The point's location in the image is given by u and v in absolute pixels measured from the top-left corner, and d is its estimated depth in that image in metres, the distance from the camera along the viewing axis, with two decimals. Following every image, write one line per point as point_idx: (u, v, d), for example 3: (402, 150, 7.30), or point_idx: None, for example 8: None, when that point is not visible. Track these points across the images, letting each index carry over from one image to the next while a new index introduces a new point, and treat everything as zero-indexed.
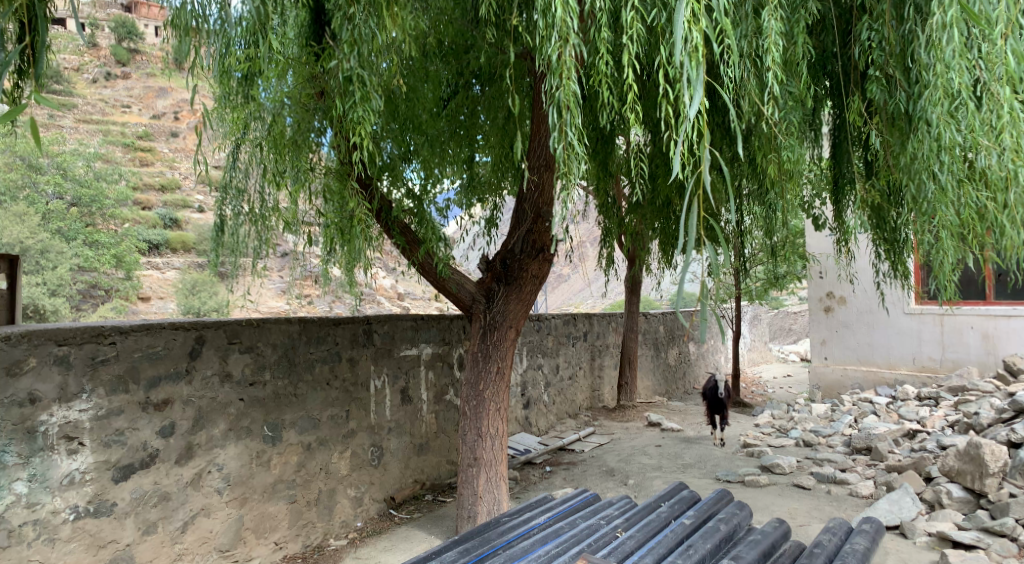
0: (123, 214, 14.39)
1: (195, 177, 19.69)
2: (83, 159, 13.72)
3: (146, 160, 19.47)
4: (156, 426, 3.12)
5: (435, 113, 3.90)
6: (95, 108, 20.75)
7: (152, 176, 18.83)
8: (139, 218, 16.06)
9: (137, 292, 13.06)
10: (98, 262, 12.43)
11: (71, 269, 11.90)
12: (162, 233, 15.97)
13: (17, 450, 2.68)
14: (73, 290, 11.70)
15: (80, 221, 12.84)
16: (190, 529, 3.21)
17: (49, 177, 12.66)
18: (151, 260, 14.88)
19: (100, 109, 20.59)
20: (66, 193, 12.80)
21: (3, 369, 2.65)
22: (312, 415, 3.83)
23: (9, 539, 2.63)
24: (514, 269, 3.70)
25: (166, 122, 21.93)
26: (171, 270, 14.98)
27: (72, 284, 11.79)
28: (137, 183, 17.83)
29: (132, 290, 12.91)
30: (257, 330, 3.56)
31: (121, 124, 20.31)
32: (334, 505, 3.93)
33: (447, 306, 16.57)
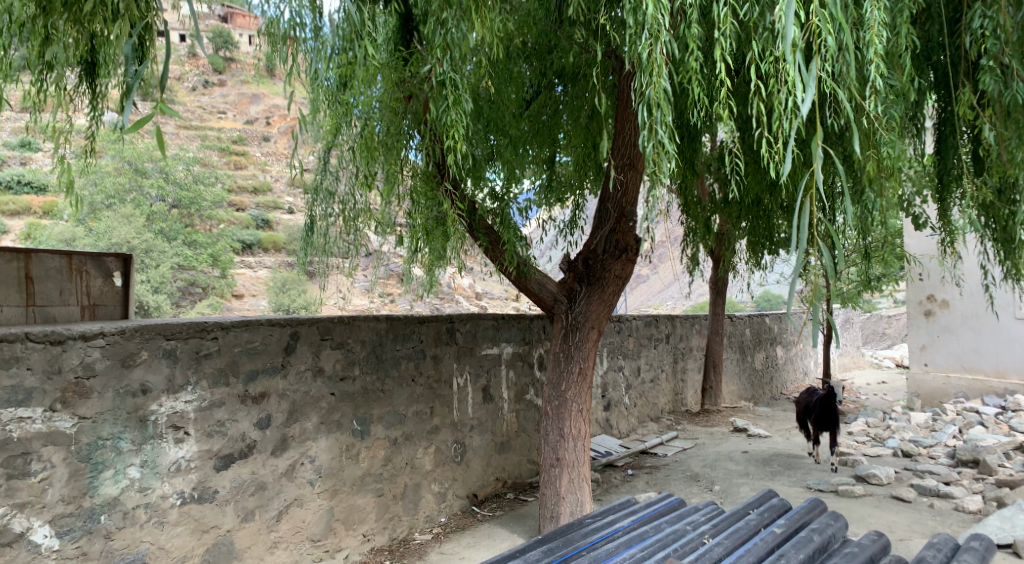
0: (219, 215, 15.12)
1: (284, 181, 20.54)
2: (184, 164, 14.47)
3: (240, 164, 20.48)
4: (254, 418, 3.26)
5: (518, 114, 3.90)
6: (194, 115, 22.02)
7: (246, 179, 19.76)
8: (233, 219, 16.85)
9: (231, 290, 13.78)
10: (196, 261, 13.20)
11: (172, 268, 12.56)
12: (253, 233, 16.74)
13: (131, 437, 2.84)
14: (174, 287, 12.37)
15: (180, 222, 13.55)
16: (284, 518, 3.35)
17: (154, 181, 13.06)
18: (243, 259, 15.68)
19: (198, 116, 21.72)
20: (169, 195, 13.48)
21: (118, 360, 2.82)
22: (398, 411, 3.92)
23: (124, 520, 2.80)
24: (596, 269, 3.68)
25: (257, 127, 22.95)
26: (262, 270, 15.76)
27: (172, 282, 12.41)
28: (232, 186, 18.76)
29: (226, 288, 13.65)
30: (347, 327, 3.67)
31: (217, 129, 21.34)
32: (419, 499, 4.02)
33: (525, 306, 16.67)
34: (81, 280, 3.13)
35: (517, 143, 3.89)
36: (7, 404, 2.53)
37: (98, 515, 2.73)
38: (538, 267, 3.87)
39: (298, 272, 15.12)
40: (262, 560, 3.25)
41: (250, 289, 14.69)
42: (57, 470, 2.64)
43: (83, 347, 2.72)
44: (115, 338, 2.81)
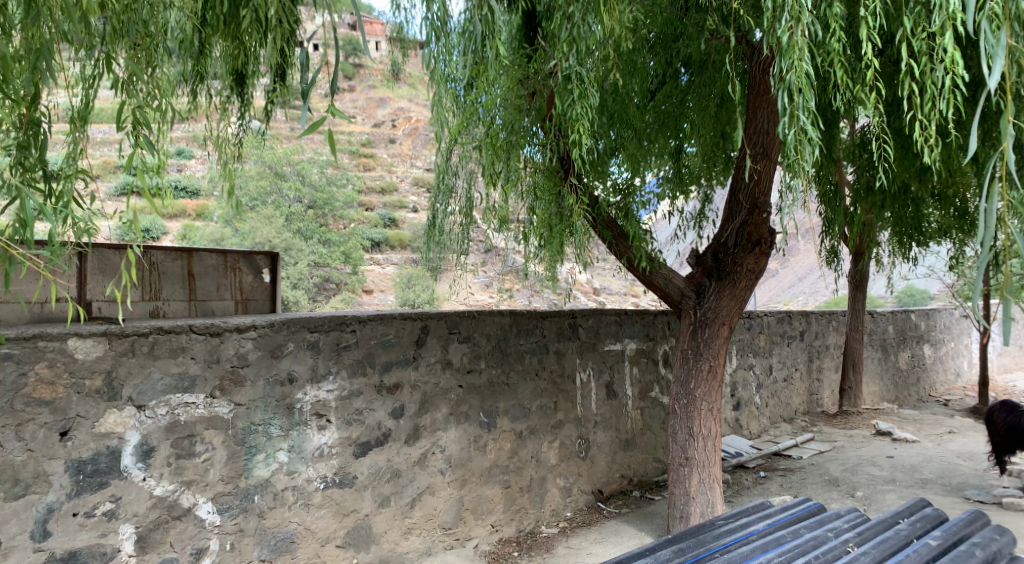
0: (350, 215, 15.91)
1: (409, 181, 21.30)
2: (320, 167, 15.24)
3: (369, 165, 21.47)
4: (389, 407, 3.41)
5: (642, 106, 3.84)
6: None
7: (373, 180, 20.70)
8: (362, 219, 17.73)
9: (362, 286, 14.67)
10: (331, 258, 13.95)
11: (308, 265, 13.37)
12: (380, 232, 17.56)
13: (280, 423, 3.04)
14: (311, 283, 13.26)
15: (315, 221, 14.32)
16: (418, 505, 3.49)
17: (291, 184, 14.13)
18: (372, 257, 16.57)
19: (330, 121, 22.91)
20: (305, 197, 14.34)
21: (269, 351, 3.03)
22: (523, 404, 3.98)
23: (275, 500, 3.01)
24: (727, 263, 3.57)
25: (383, 130, 23.99)
26: (390, 267, 16.56)
27: (309, 279, 13.25)
28: (360, 187, 19.72)
29: (358, 283, 14.45)
30: (473, 321, 3.76)
31: (347, 135, 22.42)
32: (545, 493, 4.07)
33: (644, 302, 16.46)
34: (235, 276, 3.39)
35: (641, 135, 3.84)
36: (175, 389, 2.77)
37: (252, 495, 2.95)
38: (664, 262, 3.79)
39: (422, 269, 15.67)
40: (397, 544, 3.40)
41: (378, 285, 15.47)
42: (217, 451, 2.86)
43: (238, 338, 2.93)
44: (266, 331, 3.01)
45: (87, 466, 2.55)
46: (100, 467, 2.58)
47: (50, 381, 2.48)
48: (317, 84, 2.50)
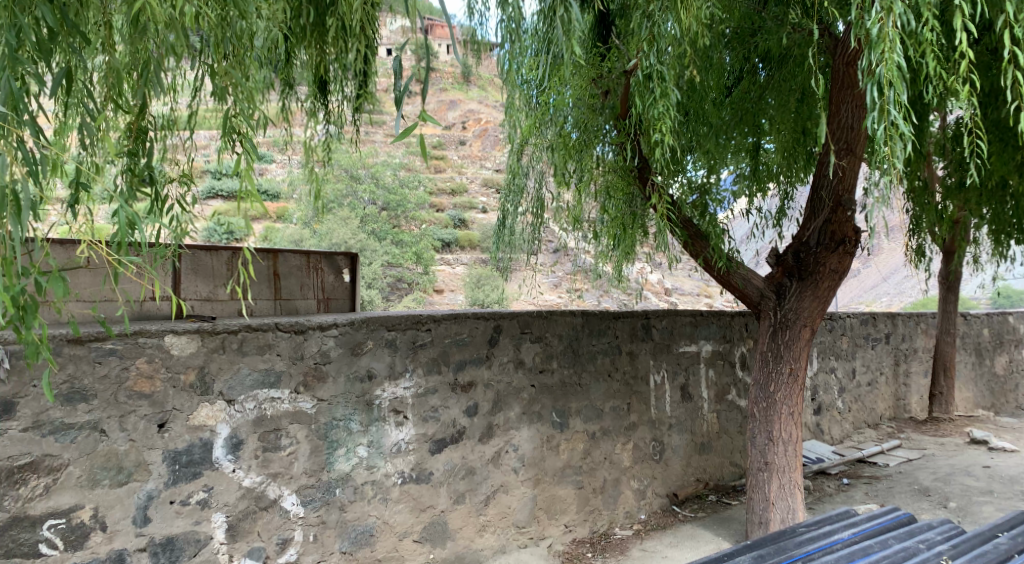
0: (421, 216, 16.18)
1: (478, 181, 21.51)
2: (393, 168, 15.52)
3: (440, 168, 21.85)
4: (463, 405, 3.46)
5: (719, 102, 3.76)
6: None
7: (443, 182, 21.03)
8: (433, 219, 18.04)
9: (432, 286, 15.10)
10: (403, 258, 14.24)
11: (382, 265, 13.71)
12: (451, 232, 17.81)
13: (360, 419, 3.13)
14: (384, 282, 13.62)
15: (388, 223, 14.62)
16: (492, 503, 3.53)
17: (366, 186, 14.48)
18: (444, 258, 16.93)
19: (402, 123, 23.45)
20: (379, 199, 14.66)
21: (349, 349, 3.11)
22: (596, 405, 3.97)
23: (355, 494, 3.10)
24: (809, 263, 3.47)
25: (454, 132, 24.34)
26: (460, 267, 16.84)
27: (383, 279, 13.62)
28: (432, 189, 20.08)
29: (429, 283, 14.86)
30: (545, 321, 3.76)
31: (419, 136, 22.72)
32: (618, 495, 4.05)
33: (717, 302, 16.14)
34: (317, 276, 3.52)
35: (719, 132, 3.76)
36: (262, 385, 2.88)
37: (334, 488, 3.04)
38: (742, 262, 3.71)
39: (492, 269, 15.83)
40: (472, 541, 3.45)
41: (449, 285, 15.75)
42: (301, 445, 2.97)
43: (320, 336, 3.03)
44: (346, 329, 3.10)
45: (182, 456, 2.68)
46: (194, 458, 2.71)
47: (149, 375, 2.61)
48: (409, 87, 2.55)
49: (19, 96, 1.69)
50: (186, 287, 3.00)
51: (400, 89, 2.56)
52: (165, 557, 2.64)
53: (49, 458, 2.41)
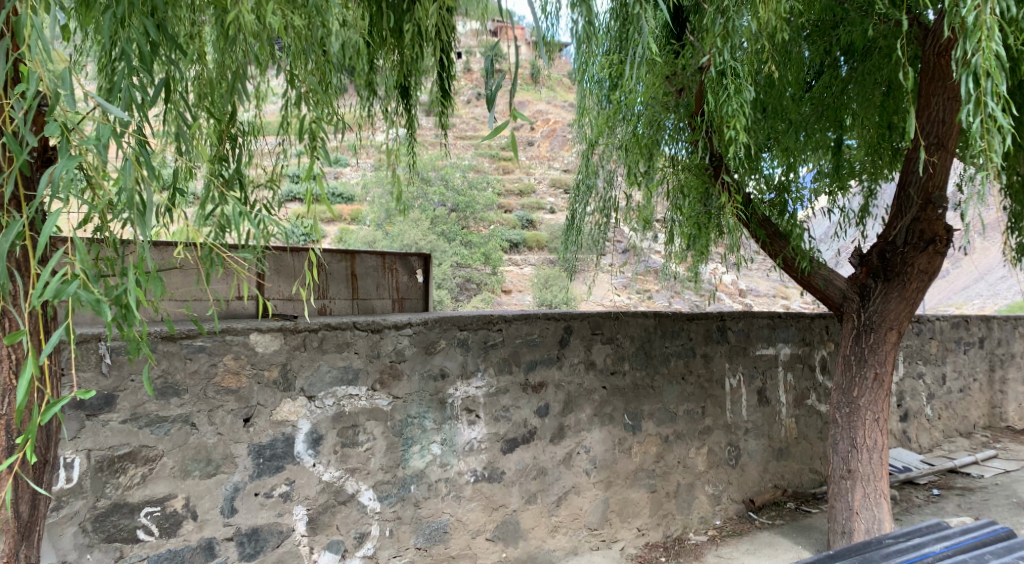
0: (490, 217, 16.30)
1: (546, 181, 21.50)
2: (461, 170, 15.53)
3: (508, 169, 21.94)
4: (535, 406, 3.47)
5: (798, 97, 3.66)
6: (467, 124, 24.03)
7: (512, 182, 21.12)
8: (501, 220, 18.18)
9: (501, 286, 15.17)
10: (472, 259, 14.43)
11: (451, 266, 13.93)
12: (519, 233, 17.88)
13: (434, 417, 3.18)
14: (454, 282, 13.90)
15: (458, 224, 14.76)
16: (564, 504, 3.54)
17: (436, 188, 14.59)
18: (512, 258, 17.06)
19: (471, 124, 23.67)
20: (449, 200, 14.74)
21: (422, 348, 3.16)
22: (669, 408, 3.91)
23: (429, 491, 3.16)
24: (895, 263, 3.33)
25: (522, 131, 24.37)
26: (528, 267, 16.95)
27: (452, 279, 13.87)
28: (501, 190, 20.21)
29: (497, 284, 14.91)
30: (617, 322, 3.73)
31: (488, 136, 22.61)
32: (693, 500, 4.00)
33: (794, 303, 15.64)
34: (393, 277, 3.62)
35: (798, 128, 3.66)
36: (341, 382, 2.96)
37: (409, 484, 3.11)
38: (824, 263, 3.60)
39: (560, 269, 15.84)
40: (544, 541, 3.47)
41: (516, 285, 15.89)
42: (377, 441, 3.04)
43: (395, 335, 3.09)
44: (420, 328, 3.14)
45: (266, 450, 2.78)
46: (277, 452, 2.81)
47: (235, 371, 2.71)
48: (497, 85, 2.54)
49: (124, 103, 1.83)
50: (270, 285, 3.11)
51: (490, 85, 2.59)
52: (250, 547, 2.75)
53: (145, 449, 2.53)
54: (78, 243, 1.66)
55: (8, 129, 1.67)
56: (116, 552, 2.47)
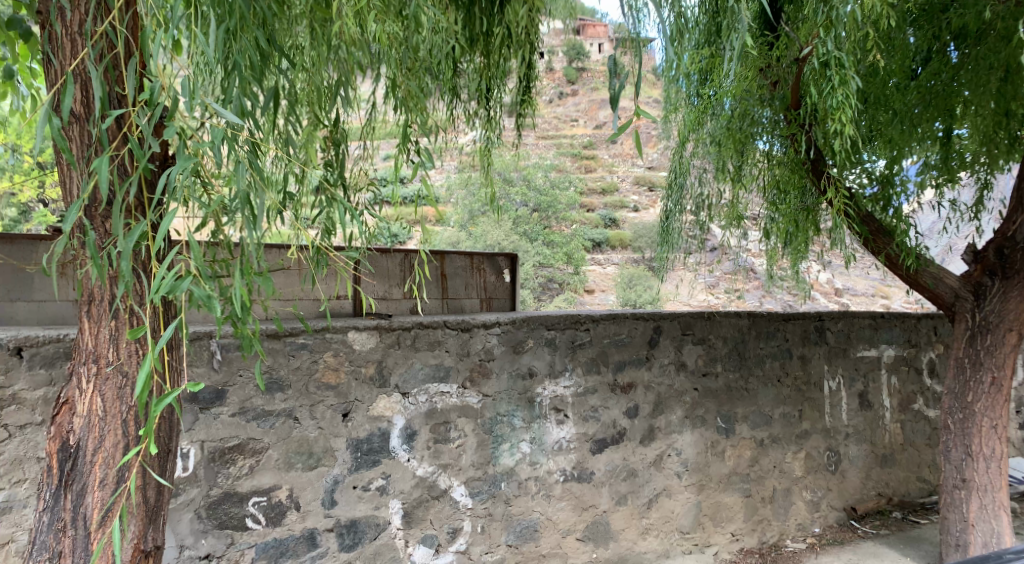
0: (572, 216, 16.26)
1: (629, 179, 21.23)
2: (543, 171, 15.48)
3: (591, 168, 21.69)
4: (624, 406, 3.43)
5: (903, 86, 3.48)
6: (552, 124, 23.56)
7: (594, 180, 20.93)
8: (583, 219, 18.15)
9: (584, 286, 15.15)
10: (555, 259, 14.46)
11: (534, 266, 14.04)
12: (601, 232, 17.81)
13: (522, 415, 3.20)
14: (536, 282, 14.07)
15: (540, 224, 14.78)
16: (655, 506, 3.50)
17: (518, 189, 14.64)
18: (595, 258, 17.02)
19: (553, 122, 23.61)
20: (531, 200, 14.72)
21: (511, 347, 3.18)
22: (764, 411, 3.80)
23: (519, 489, 3.19)
24: (1016, 260, 3.17)
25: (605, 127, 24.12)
26: (611, 267, 16.85)
27: (535, 279, 13.99)
28: (583, 189, 20.12)
29: (580, 284, 14.90)
30: (708, 322, 3.64)
31: (569, 135, 22.53)
32: (790, 506, 3.89)
33: (894, 303, 14.86)
34: (480, 277, 3.66)
35: (904, 119, 3.45)
36: (434, 379, 3.01)
37: (499, 482, 3.14)
38: (934, 260, 3.44)
39: (644, 268, 15.64)
40: (635, 543, 3.45)
41: (600, 286, 15.89)
42: (468, 438, 3.08)
43: (485, 334, 3.12)
44: (509, 327, 3.16)
45: (363, 444, 2.87)
46: (373, 446, 2.88)
47: (335, 368, 2.81)
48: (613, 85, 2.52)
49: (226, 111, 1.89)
50: (365, 285, 3.21)
51: (614, 87, 2.57)
52: (349, 538, 2.84)
53: (252, 441, 2.65)
54: (192, 242, 1.76)
55: (134, 135, 1.82)
56: (228, 538, 2.60)
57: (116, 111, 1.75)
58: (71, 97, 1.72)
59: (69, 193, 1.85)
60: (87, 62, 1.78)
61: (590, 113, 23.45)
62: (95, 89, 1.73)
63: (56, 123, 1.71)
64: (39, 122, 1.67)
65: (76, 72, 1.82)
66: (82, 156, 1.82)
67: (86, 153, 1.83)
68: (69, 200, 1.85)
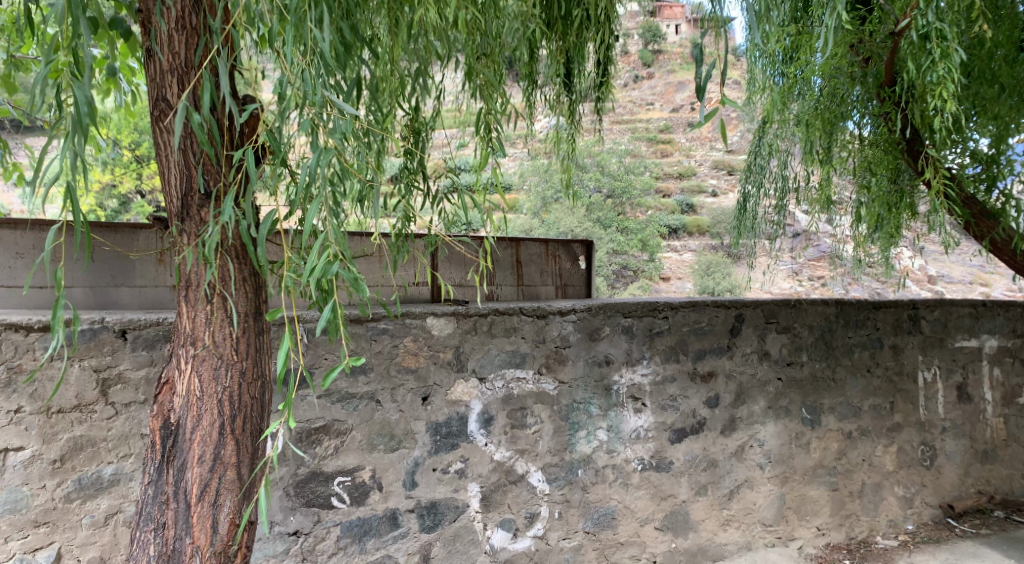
0: (647, 202, 16.00)
1: (706, 163, 20.71)
2: (618, 155, 15.11)
3: (666, 152, 21.14)
4: (704, 396, 3.36)
5: (1013, 58, 3.19)
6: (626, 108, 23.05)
7: (671, 165, 20.50)
8: (658, 205, 17.83)
9: (659, 273, 14.94)
10: (629, 246, 14.33)
11: (607, 253, 13.96)
12: (678, 218, 17.48)
13: (599, 403, 3.18)
14: (610, 269, 13.99)
15: (614, 210, 14.62)
16: (736, 497, 3.43)
17: (592, 175, 14.51)
18: (671, 244, 16.76)
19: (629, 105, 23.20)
20: (604, 186, 14.58)
21: (587, 334, 3.16)
22: (852, 403, 3.66)
23: (597, 476, 3.18)
24: None
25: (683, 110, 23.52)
26: (688, 253, 16.54)
27: (609, 266, 13.92)
28: (660, 174, 19.76)
29: (655, 271, 14.72)
30: (794, 310, 3.52)
31: (644, 118, 22.10)
32: (880, 501, 3.76)
33: (994, 291, 13.99)
34: (556, 263, 3.65)
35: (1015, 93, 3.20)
36: (510, 365, 3.03)
37: (576, 468, 3.14)
38: None
39: (722, 254, 15.26)
40: (716, 534, 3.40)
41: (676, 273, 15.67)
42: (545, 425, 3.09)
43: (560, 321, 3.11)
44: (584, 314, 3.14)
45: (442, 428, 2.91)
46: (452, 430, 2.93)
47: (415, 352, 2.85)
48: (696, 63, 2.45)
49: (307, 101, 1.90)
50: (443, 272, 3.26)
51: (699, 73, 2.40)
52: (429, 519, 2.90)
53: (337, 422, 2.73)
54: (332, 229, 1.88)
55: (262, 128, 1.92)
56: (315, 516, 2.69)
57: (250, 106, 1.85)
58: (208, 94, 1.81)
59: (170, 185, 1.91)
60: (216, 58, 1.87)
61: (666, 96, 22.88)
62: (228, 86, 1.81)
63: (196, 118, 1.78)
64: (182, 116, 1.74)
65: (179, 70, 1.89)
66: (191, 149, 1.89)
67: (188, 146, 1.90)
68: (167, 192, 1.91)
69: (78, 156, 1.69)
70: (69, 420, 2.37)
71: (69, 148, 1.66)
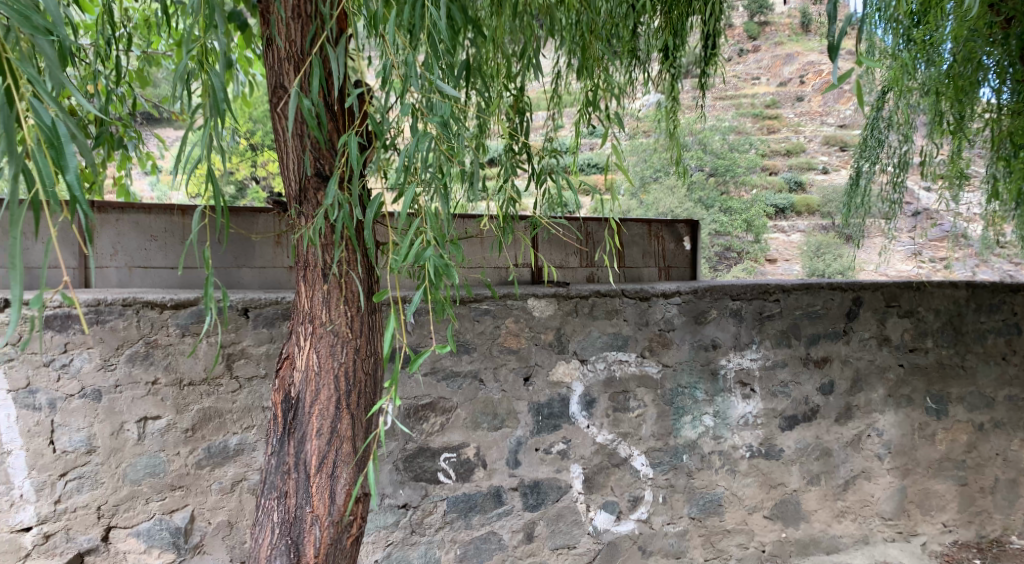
0: (751, 181, 15.43)
1: (816, 139, 19.70)
2: (720, 132, 14.60)
3: (773, 128, 20.09)
4: (818, 382, 3.21)
5: None
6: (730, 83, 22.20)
7: (778, 141, 19.62)
8: (765, 183, 17.13)
9: (765, 255, 14.42)
10: (733, 227, 13.91)
11: (710, 234, 13.64)
12: (786, 197, 16.74)
13: (705, 388, 3.10)
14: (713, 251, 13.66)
15: (716, 190, 14.18)
16: (852, 489, 3.27)
17: (693, 154, 14.12)
18: (777, 224, 16.12)
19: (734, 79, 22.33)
20: (706, 165, 14.19)
21: (692, 317, 3.07)
22: (984, 393, 3.41)
23: (702, 462, 3.10)
24: None
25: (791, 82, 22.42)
26: (796, 233, 15.85)
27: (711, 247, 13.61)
28: (766, 151, 18.98)
29: (761, 252, 14.20)
30: (918, 294, 3.30)
31: (749, 92, 21.21)
32: (1015, 498, 3.50)
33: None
34: (659, 244, 3.57)
35: None
36: (612, 347, 2.99)
37: (681, 453, 3.08)
38: None
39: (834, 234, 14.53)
40: (829, 526, 3.25)
41: (783, 254, 15.09)
42: (648, 409, 3.04)
43: (665, 304, 3.04)
44: (690, 297, 3.06)
45: (545, 408, 2.92)
46: (554, 411, 2.93)
47: (517, 333, 2.87)
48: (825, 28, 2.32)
49: (410, 84, 1.91)
50: (544, 253, 3.25)
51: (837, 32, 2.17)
52: (533, 499, 2.92)
53: (442, 400, 2.79)
54: (430, 213, 1.89)
55: (369, 113, 1.95)
56: (423, 490, 2.76)
57: (356, 90, 1.88)
58: (317, 80, 1.85)
59: (289, 170, 1.98)
60: (326, 44, 1.92)
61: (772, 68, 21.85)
62: (337, 71, 1.85)
63: (307, 104, 1.83)
64: (293, 102, 1.80)
65: (297, 59, 1.96)
66: (308, 134, 1.95)
67: (301, 132, 1.96)
68: (288, 177, 1.99)
69: (213, 141, 1.78)
70: (198, 392, 2.53)
71: (207, 133, 1.75)
